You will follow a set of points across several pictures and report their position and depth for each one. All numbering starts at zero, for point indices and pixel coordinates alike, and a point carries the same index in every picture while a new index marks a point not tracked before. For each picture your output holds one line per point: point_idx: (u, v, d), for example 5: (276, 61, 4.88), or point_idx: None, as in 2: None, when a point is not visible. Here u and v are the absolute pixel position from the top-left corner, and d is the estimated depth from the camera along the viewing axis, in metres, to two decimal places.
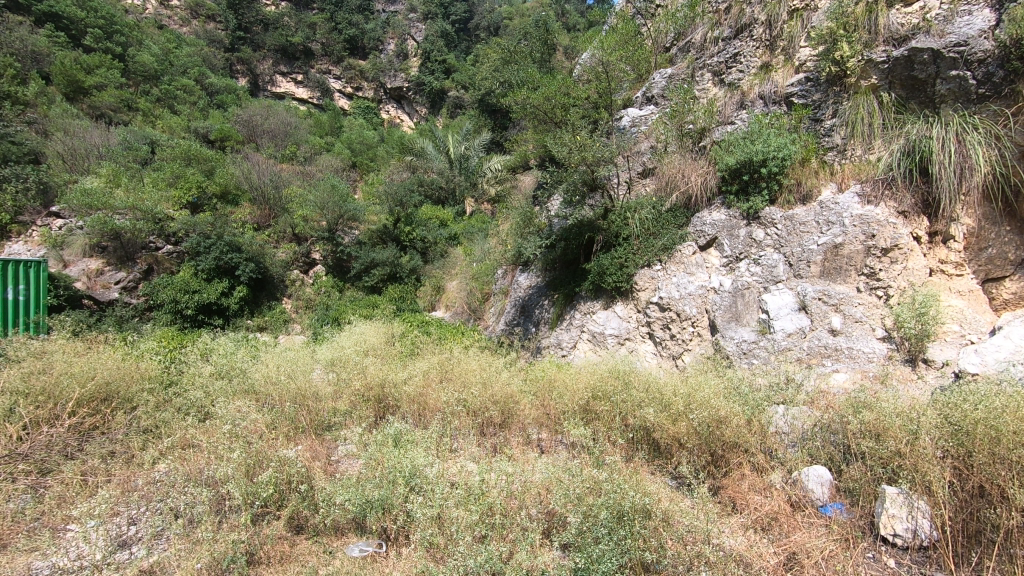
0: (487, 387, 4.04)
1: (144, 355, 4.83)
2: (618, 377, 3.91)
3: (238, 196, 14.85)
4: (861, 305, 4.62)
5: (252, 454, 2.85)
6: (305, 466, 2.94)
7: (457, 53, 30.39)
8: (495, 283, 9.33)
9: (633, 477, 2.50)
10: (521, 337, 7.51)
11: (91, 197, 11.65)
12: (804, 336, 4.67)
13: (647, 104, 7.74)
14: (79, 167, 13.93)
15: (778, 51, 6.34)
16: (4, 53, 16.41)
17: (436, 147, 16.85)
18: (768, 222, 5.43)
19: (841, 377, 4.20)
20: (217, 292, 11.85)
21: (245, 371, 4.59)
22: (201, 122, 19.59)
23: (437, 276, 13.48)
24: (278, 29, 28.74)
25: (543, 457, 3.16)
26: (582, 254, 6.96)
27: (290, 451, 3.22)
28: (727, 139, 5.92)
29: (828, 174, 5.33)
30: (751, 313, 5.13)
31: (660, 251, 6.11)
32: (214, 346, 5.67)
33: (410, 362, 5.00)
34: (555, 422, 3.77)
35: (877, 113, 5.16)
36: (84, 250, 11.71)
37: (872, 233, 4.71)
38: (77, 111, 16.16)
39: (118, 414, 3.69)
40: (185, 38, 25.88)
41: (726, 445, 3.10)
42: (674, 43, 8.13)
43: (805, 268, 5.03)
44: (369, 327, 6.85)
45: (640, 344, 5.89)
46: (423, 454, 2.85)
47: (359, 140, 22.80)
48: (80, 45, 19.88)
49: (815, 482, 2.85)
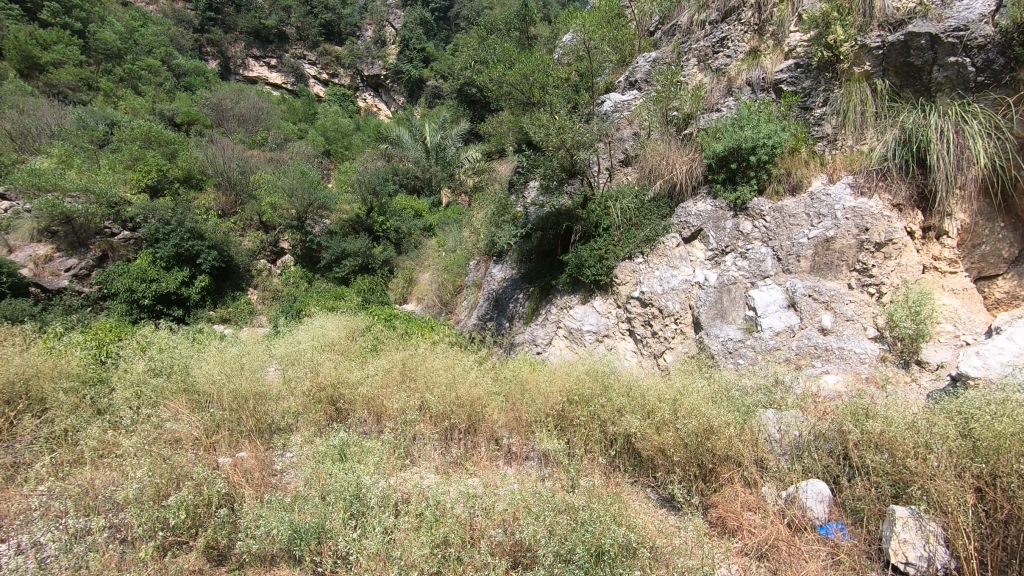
0: (452, 388, 3.67)
1: (71, 349, 4.34)
2: (596, 379, 3.55)
3: (202, 180, 14.12)
4: (852, 303, 4.36)
5: (161, 472, 2.40)
6: (231, 484, 2.51)
7: (436, 43, 29.63)
8: (468, 275, 8.91)
9: (617, 507, 2.13)
10: (494, 332, 7.10)
11: (39, 177, 10.85)
12: (793, 335, 4.40)
13: (630, 89, 7.36)
14: (30, 147, 13.06)
15: (768, 36, 6.05)
16: None
17: (413, 136, 16.32)
18: (756, 214, 5.13)
19: (832, 380, 3.95)
20: (177, 281, 11.22)
21: (184, 369, 4.14)
22: (166, 103, 18.68)
23: (409, 268, 12.67)
24: (251, 11, 27.62)
25: (513, 473, 2.79)
26: (559, 246, 6.57)
27: (217, 466, 2.77)
28: (715, 125, 5.56)
29: (818, 165, 5.05)
30: (737, 310, 4.83)
31: (642, 242, 5.76)
32: (155, 340, 5.18)
33: (370, 360, 4.58)
34: (527, 429, 3.42)
35: (870, 101, 4.91)
36: (31, 235, 10.92)
37: (865, 227, 4.44)
38: (31, 89, 15.21)
39: (23, 419, 3.20)
40: (152, 16, 24.75)
41: (716, 457, 2.75)
42: (659, 27, 7.77)
43: (795, 263, 4.74)
44: (331, 321, 6.42)
45: (620, 342, 5.57)
46: (370, 470, 2.45)
47: (334, 127, 22.04)
48: (36, 19, 18.77)
49: (815, 500, 2.54)
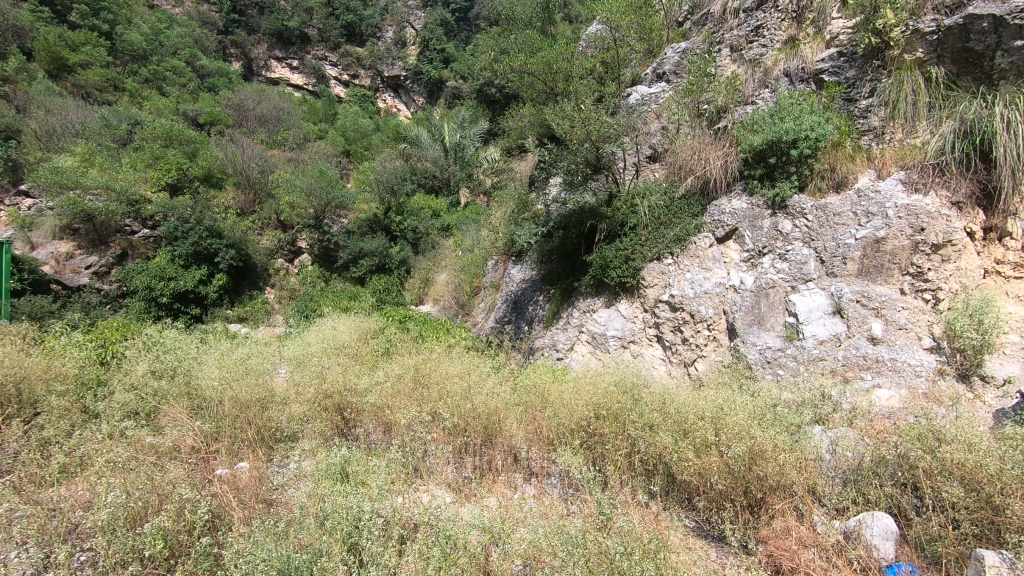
0: (468, 398, 3.38)
1: (73, 351, 4.18)
2: (625, 391, 3.23)
3: (222, 179, 14.09)
4: (905, 310, 3.98)
5: (136, 494, 2.12)
6: (215, 509, 2.26)
7: (456, 43, 29.47)
8: (485, 276, 8.62)
9: (660, 559, 1.80)
10: (512, 336, 6.78)
11: (61, 175, 10.85)
12: (839, 344, 4.04)
13: (657, 82, 6.99)
14: (54, 146, 13.13)
15: (807, 23, 5.69)
16: None
17: (432, 136, 16.21)
18: (797, 213, 4.77)
19: (885, 396, 3.58)
20: (194, 280, 11.14)
21: (186, 372, 3.94)
22: (189, 104, 18.77)
23: (426, 268, 12.39)
24: (274, 13, 27.75)
25: (535, 503, 2.49)
26: (582, 246, 6.24)
27: (207, 484, 2.52)
28: (751, 116, 5.20)
29: (865, 160, 4.66)
30: (776, 316, 4.47)
31: (671, 242, 5.41)
32: (161, 340, 4.99)
33: (382, 365, 4.32)
34: (549, 444, 3.12)
35: (923, 91, 4.52)
36: (53, 232, 10.96)
37: (921, 227, 4.05)
38: (59, 89, 15.35)
39: (12, 425, 3.03)
40: (178, 18, 25.00)
41: (765, 486, 2.41)
42: (688, 17, 7.41)
43: (840, 265, 4.37)
44: (342, 322, 6.19)
45: (647, 348, 5.22)
46: (372, 497, 2.18)
47: (354, 128, 21.96)
48: (65, 21, 19.00)
49: (881, 537, 2.20)
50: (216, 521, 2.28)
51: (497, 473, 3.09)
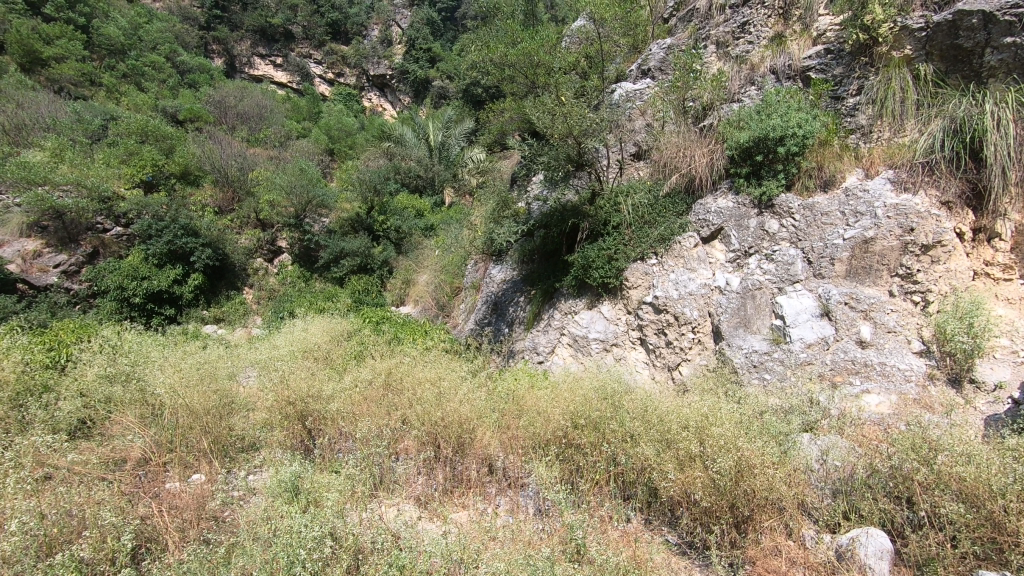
0: (439, 403, 3.17)
1: (20, 355, 3.93)
2: (606, 397, 3.05)
3: (199, 177, 13.71)
4: (894, 312, 3.86)
5: (49, 516, 1.90)
6: (140, 533, 2.03)
7: (443, 43, 29.17)
8: (466, 276, 8.40)
9: None
10: (492, 339, 6.58)
11: (29, 170, 10.45)
12: (827, 348, 3.90)
13: (642, 79, 6.84)
14: (24, 141, 12.67)
15: (794, 20, 5.58)
16: None
17: (416, 135, 15.96)
18: (784, 212, 4.64)
19: (875, 402, 3.46)
20: (169, 279, 10.78)
21: (141, 376, 3.71)
22: (168, 100, 18.31)
23: (408, 268, 12.01)
24: (258, 9, 27.27)
25: (504, 529, 2.30)
26: (563, 245, 6.06)
27: (141, 504, 2.28)
28: (737, 113, 5.07)
29: (853, 158, 4.54)
30: (763, 318, 4.33)
31: (655, 242, 5.25)
32: (120, 342, 4.73)
33: (352, 369, 4.10)
34: (524, 454, 2.94)
35: (912, 88, 4.41)
36: (20, 229, 10.54)
37: (910, 227, 3.93)
38: (31, 83, 14.85)
39: None
40: (158, 13, 24.43)
41: (754, 503, 2.22)
42: (674, 13, 7.28)
43: (828, 266, 4.24)
44: (314, 324, 5.95)
45: (630, 351, 5.06)
46: (319, 523, 1.96)
47: (338, 126, 21.61)
48: (39, 14, 18.47)
49: (877, 556, 2.01)
50: (145, 548, 2.05)
51: (468, 486, 2.91)
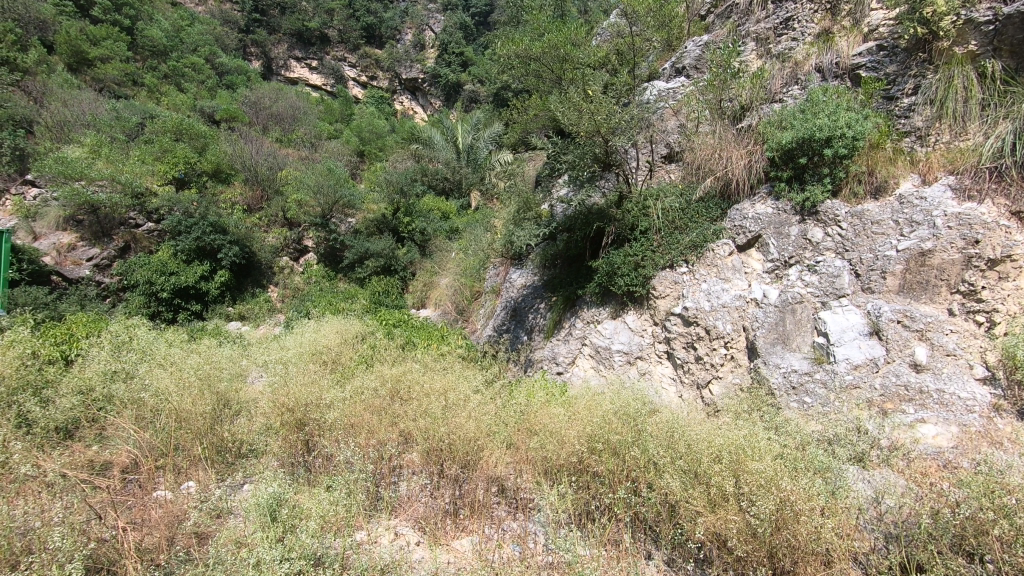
0: (445, 417, 2.92)
1: (26, 347, 3.84)
2: (627, 416, 2.76)
3: (230, 175, 13.81)
4: (954, 334, 3.45)
5: (3, 532, 1.72)
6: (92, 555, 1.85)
7: (474, 47, 29.13)
8: (486, 280, 8.16)
9: None
10: (509, 346, 6.31)
11: (66, 165, 10.61)
12: (876, 371, 3.53)
13: (676, 77, 6.53)
14: (65, 138, 12.92)
15: (843, 15, 5.22)
16: (6, 18, 15.68)
17: (444, 138, 15.87)
18: (829, 220, 4.27)
19: (931, 433, 3.07)
20: (196, 275, 10.83)
21: (142, 374, 3.57)
22: (206, 100, 18.61)
23: (431, 270, 11.77)
24: (296, 13, 27.69)
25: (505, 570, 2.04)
26: (587, 250, 5.78)
27: (106, 523, 2.10)
28: (779, 114, 4.73)
29: (907, 163, 4.16)
30: (804, 335, 3.98)
31: (686, 249, 4.92)
32: (128, 339, 4.61)
33: (357, 376, 3.89)
34: (536, 479, 2.67)
35: (976, 87, 4.01)
36: (56, 223, 10.73)
37: (975, 239, 3.52)
38: (76, 82, 15.25)
39: None
40: (200, 15, 24.99)
41: (797, 556, 1.89)
42: (712, 10, 6.98)
43: (879, 280, 3.86)
44: (327, 325, 5.77)
45: (655, 366, 4.73)
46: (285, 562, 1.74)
47: (369, 128, 21.67)
48: (87, 15, 18.96)
49: None
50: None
51: (474, 510, 2.65)
